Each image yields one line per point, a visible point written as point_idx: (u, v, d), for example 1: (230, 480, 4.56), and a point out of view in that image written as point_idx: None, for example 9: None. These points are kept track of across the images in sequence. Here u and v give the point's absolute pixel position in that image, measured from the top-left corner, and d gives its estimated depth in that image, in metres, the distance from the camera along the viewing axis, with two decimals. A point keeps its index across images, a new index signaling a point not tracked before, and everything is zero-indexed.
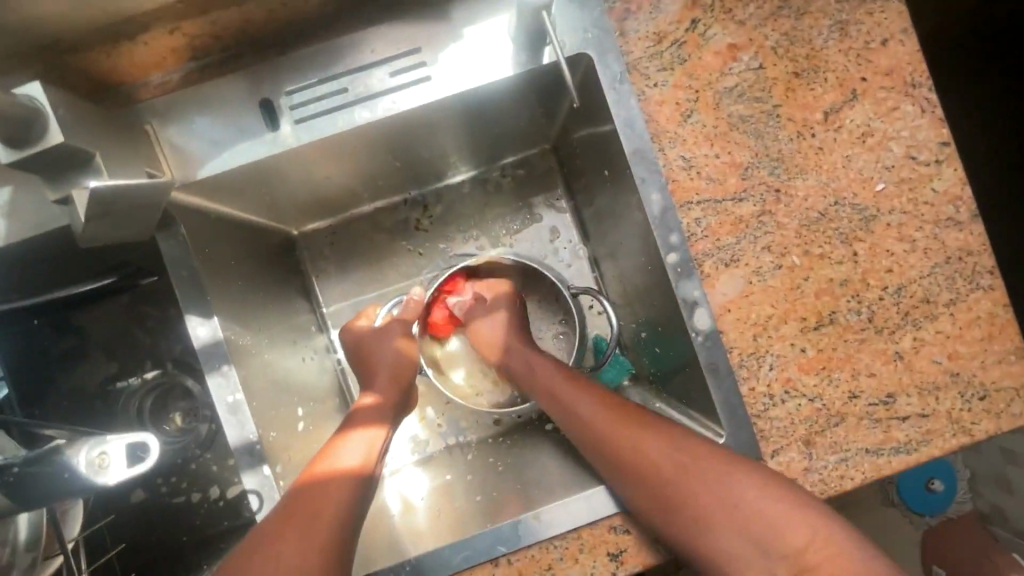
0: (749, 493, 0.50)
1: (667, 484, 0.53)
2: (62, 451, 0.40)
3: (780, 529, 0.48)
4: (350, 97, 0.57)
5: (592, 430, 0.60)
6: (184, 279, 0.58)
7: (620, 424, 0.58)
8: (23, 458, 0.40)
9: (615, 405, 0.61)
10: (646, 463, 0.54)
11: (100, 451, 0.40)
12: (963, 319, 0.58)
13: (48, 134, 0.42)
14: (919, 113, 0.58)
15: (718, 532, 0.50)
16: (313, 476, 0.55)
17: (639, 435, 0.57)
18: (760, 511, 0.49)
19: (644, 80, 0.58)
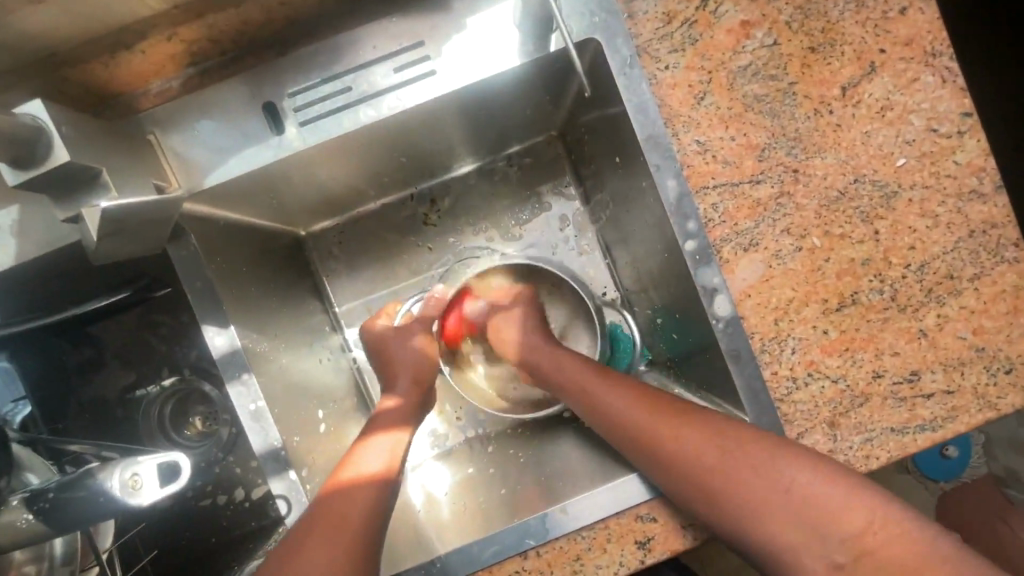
0: (797, 478, 0.48)
1: (708, 476, 0.51)
2: (95, 474, 0.40)
3: (832, 514, 0.46)
4: (354, 97, 0.56)
5: (626, 427, 0.58)
6: (199, 291, 0.57)
7: (652, 417, 0.57)
8: (57, 483, 0.41)
9: (644, 397, 0.60)
10: (684, 456, 0.52)
11: (132, 472, 0.40)
12: (987, 294, 0.57)
13: (53, 153, 0.41)
14: (940, 83, 0.57)
15: (767, 521, 0.48)
16: (336, 484, 0.56)
17: (673, 427, 0.55)
18: (811, 495, 0.47)
19: (654, 63, 0.57)
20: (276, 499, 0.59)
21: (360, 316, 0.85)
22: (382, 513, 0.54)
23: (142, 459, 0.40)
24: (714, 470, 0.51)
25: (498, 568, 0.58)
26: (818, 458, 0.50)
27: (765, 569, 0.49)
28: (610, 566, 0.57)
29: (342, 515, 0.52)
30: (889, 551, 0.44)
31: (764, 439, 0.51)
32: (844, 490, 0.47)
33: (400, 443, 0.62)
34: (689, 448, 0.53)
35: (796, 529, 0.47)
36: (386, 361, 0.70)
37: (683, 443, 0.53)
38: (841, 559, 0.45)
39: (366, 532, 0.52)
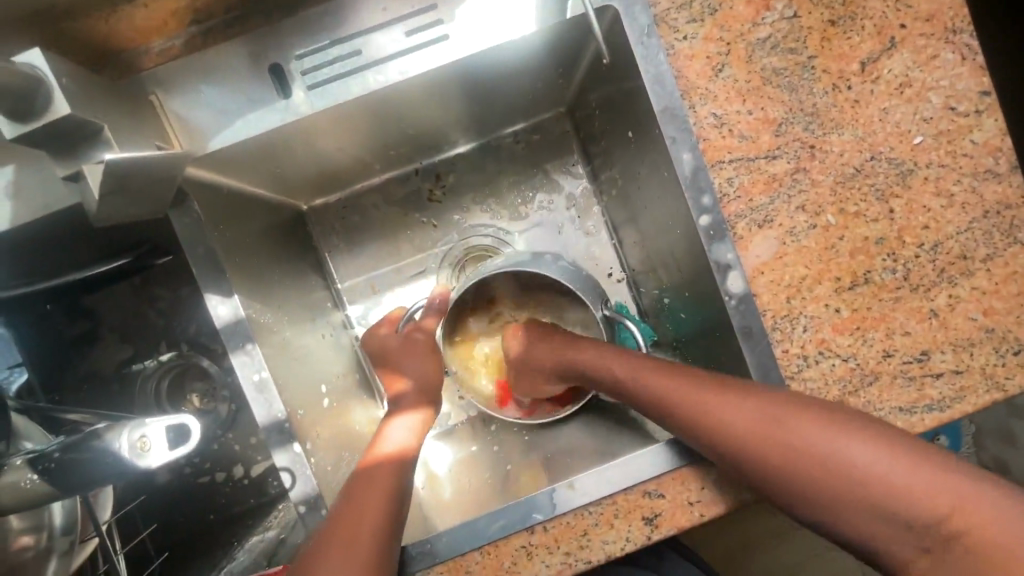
0: (870, 458, 0.44)
1: (771, 458, 0.47)
2: (101, 434, 0.39)
3: (913, 496, 0.42)
4: (363, 61, 0.54)
5: (670, 415, 0.54)
6: (203, 260, 0.55)
7: (706, 397, 0.52)
8: (61, 444, 0.40)
9: (694, 377, 0.55)
10: (742, 440, 0.49)
11: (140, 434, 0.38)
12: (999, 275, 0.57)
13: (53, 106, 0.40)
14: (959, 61, 0.56)
15: (842, 504, 0.44)
16: (367, 461, 0.62)
17: (730, 409, 0.50)
18: (888, 478, 0.43)
19: (672, 33, 0.55)
20: (280, 472, 0.58)
21: (363, 293, 0.84)
22: (404, 487, 0.59)
23: (150, 422, 0.39)
24: (778, 453, 0.47)
25: (504, 543, 0.57)
26: (892, 434, 0.45)
27: (851, 551, 0.46)
28: (617, 541, 0.57)
29: (369, 492, 0.56)
30: (981, 530, 0.40)
31: (828, 416, 0.47)
32: (922, 470, 0.42)
33: (422, 422, 0.68)
34: (747, 432, 0.49)
35: (870, 513, 0.43)
36: (388, 367, 0.74)
37: (741, 426, 0.49)
38: (925, 542, 0.41)
39: (390, 509, 0.56)
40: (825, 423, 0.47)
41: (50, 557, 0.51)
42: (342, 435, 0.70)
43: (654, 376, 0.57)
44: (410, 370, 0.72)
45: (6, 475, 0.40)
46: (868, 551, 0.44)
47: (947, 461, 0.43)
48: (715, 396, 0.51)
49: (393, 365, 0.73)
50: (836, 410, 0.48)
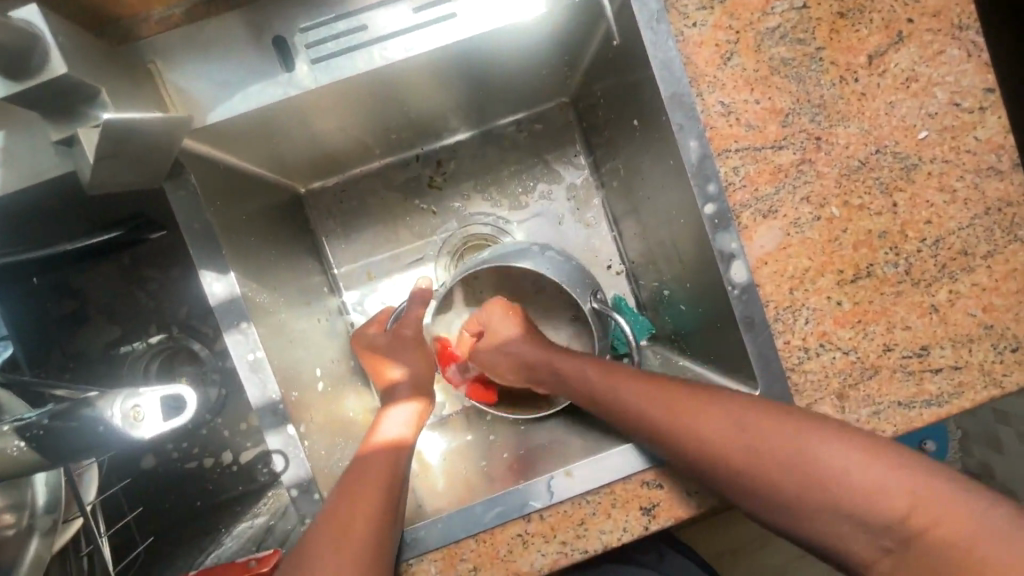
0: (833, 458, 0.43)
1: (739, 462, 0.47)
2: (93, 402, 0.38)
3: (875, 495, 0.41)
4: (368, 37, 0.53)
5: (633, 421, 0.53)
6: (199, 234, 0.54)
7: (672, 404, 0.51)
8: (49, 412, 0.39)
9: (659, 384, 0.54)
10: (708, 445, 0.48)
11: (133, 404, 0.37)
12: (999, 272, 0.57)
13: (49, 65, 0.38)
14: (965, 57, 0.56)
15: (806, 507, 0.44)
16: (366, 451, 0.61)
17: (697, 415, 0.49)
18: (850, 479, 0.42)
19: (682, 19, 0.55)
20: (272, 454, 0.56)
21: (360, 279, 0.83)
22: (401, 479, 0.58)
23: (144, 392, 0.37)
24: (743, 458, 0.46)
25: (500, 531, 0.56)
26: (858, 434, 0.44)
27: (821, 554, 0.45)
28: (614, 531, 0.56)
29: (364, 486, 0.55)
30: (943, 530, 0.39)
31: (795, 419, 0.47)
32: (885, 468, 0.42)
33: (419, 413, 0.67)
34: (715, 438, 0.48)
35: (836, 514, 0.42)
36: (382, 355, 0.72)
37: (707, 431, 0.48)
38: (886, 542, 0.41)
39: (387, 496, 0.55)
40: (791, 426, 0.46)
41: (31, 535, 0.49)
42: (335, 420, 0.68)
43: (620, 382, 0.57)
44: (404, 361, 0.71)
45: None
46: (835, 553, 0.44)
47: (913, 459, 0.42)
48: (679, 402, 0.51)
49: (384, 354, 0.72)
50: (801, 412, 0.47)
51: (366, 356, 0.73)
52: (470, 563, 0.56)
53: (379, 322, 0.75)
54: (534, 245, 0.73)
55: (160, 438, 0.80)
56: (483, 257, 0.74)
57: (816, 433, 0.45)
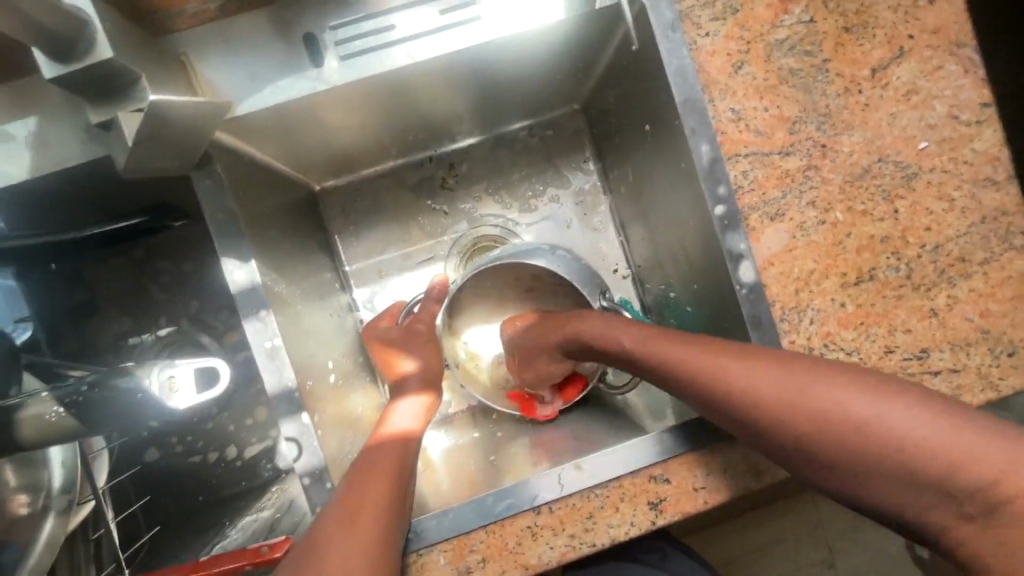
0: (909, 421, 0.41)
1: (803, 425, 0.44)
2: (131, 372, 0.43)
3: (959, 462, 0.39)
4: (395, 36, 0.55)
5: (686, 383, 0.52)
6: (221, 222, 0.55)
7: (728, 367, 0.49)
8: (92, 380, 0.43)
9: (712, 346, 0.52)
10: (767, 409, 0.46)
11: (169, 375, 0.43)
12: (996, 278, 0.59)
13: (97, 50, 0.40)
14: (962, 73, 0.59)
15: (878, 472, 0.41)
16: (373, 443, 0.61)
17: (757, 376, 0.47)
18: (930, 441, 0.40)
19: (696, 29, 0.57)
20: (285, 441, 0.57)
21: (371, 277, 0.84)
22: (409, 470, 0.58)
23: (178, 364, 0.44)
24: (809, 421, 0.44)
25: (510, 523, 0.57)
26: (933, 398, 0.42)
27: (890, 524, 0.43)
28: (622, 525, 0.57)
29: (373, 476, 0.55)
30: None
31: (864, 382, 0.44)
32: (967, 433, 0.39)
33: (426, 407, 0.68)
34: (776, 401, 0.46)
35: (912, 481, 0.40)
36: (392, 351, 0.73)
37: (768, 394, 0.46)
38: (968, 510, 0.39)
39: (394, 485, 0.55)
40: (860, 389, 0.44)
41: (48, 513, 0.52)
42: (345, 413, 0.69)
43: (666, 347, 0.55)
44: (413, 355, 0.72)
45: (26, 411, 0.42)
46: (906, 521, 0.41)
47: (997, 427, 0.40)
48: (737, 362, 0.49)
49: (395, 348, 0.73)
50: (868, 374, 0.45)
51: (376, 350, 0.74)
52: (478, 554, 0.56)
53: (392, 317, 0.77)
54: (544, 245, 0.75)
55: (164, 431, 0.80)
56: (494, 256, 0.76)
57: (887, 395, 0.43)
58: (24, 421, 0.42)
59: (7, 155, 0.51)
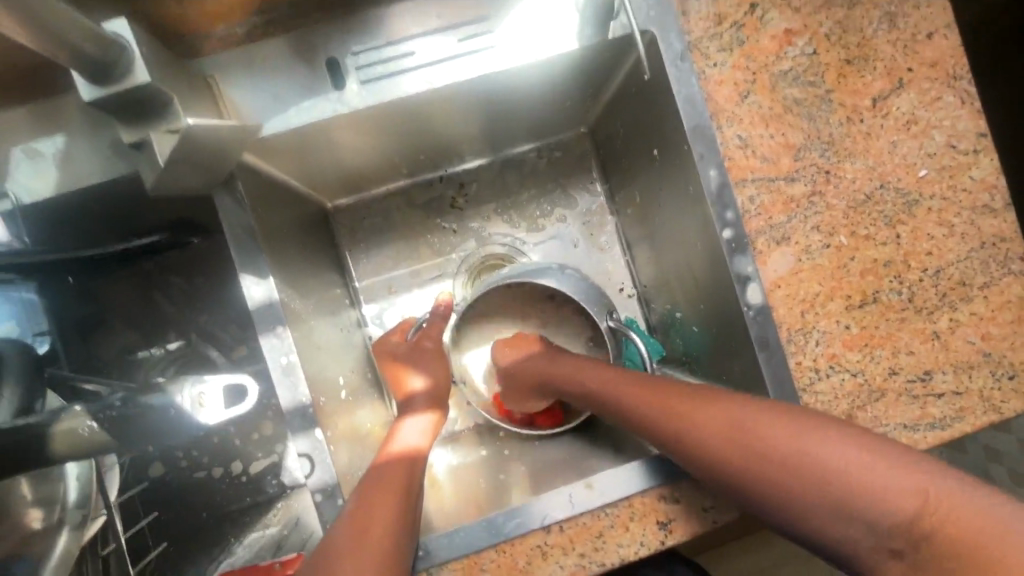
0: (834, 456, 0.43)
1: (735, 462, 0.47)
2: (163, 390, 0.45)
3: (876, 493, 0.40)
4: (417, 61, 0.57)
5: (639, 425, 0.56)
6: (241, 239, 0.56)
7: (676, 414, 0.53)
8: (123, 397, 0.46)
9: (666, 391, 0.56)
10: (706, 447, 0.49)
11: (199, 391, 0.45)
12: (995, 303, 0.60)
13: (134, 74, 0.41)
14: (959, 104, 0.61)
15: (804, 506, 0.43)
16: (381, 459, 0.61)
17: (696, 417, 0.51)
18: (849, 476, 0.42)
19: (704, 59, 0.60)
20: (298, 456, 0.57)
21: (380, 293, 0.85)
22: (417, 487, 0.58)
23: (207, 381, 0.45)
24: (741, 457, 0.47)
25: (520, 542, 0.57)
26: (861, 434, 0.44)
27: (831, 561, 0.44)
28: (631, 545, 0.57)
29: (381, 494, 0.55)
30: (949, 525, 0.37)
31: (796, 419, 0.47)
32: (889, 468, 0.41)
33: (433, 424, 0.68)
34: (714, 442, 0.49)
35: (835, 513, 0.42)
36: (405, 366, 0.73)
37: (707, 438, 0.49)
38: (893, 544, 0.40)
39: (403, 504, 0.55)
40: (790, 426, 0.46)
41: (64, 526, 0.56)
42: (355, 429, 0.69)
43: (624, 388, 0.60)
44: (423, 371, 0.73)
45: (61, 423, 0.44)
46: (840, 554, 0.42)
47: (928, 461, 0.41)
48: (683, 405, 0.53)
49: (404, 363, 0.73)
50: (802, 411, 0.48)
51: (386, 366, 0.74)
52: (489, 572, 0.57)
53: (402, 332, 0.77)
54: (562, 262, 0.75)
55: (171, 446, 0.80)
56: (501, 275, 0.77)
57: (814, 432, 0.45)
58: (58, 433, 0.44)
59: (35, 171, 0.52)
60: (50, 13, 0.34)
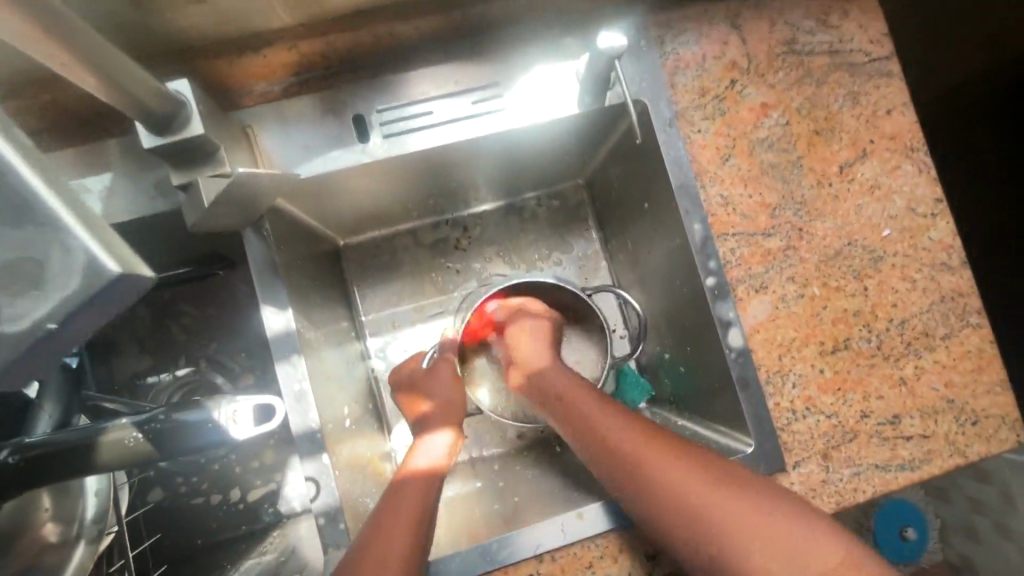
0: (782, 519, 0.49)
1: (699, 499, 0.51)
2: (201, 405, 0.50)
3: (813, 551, 0.47)
4: (436, 119, 0.64)
5: (611, 448, 0.58)
6: (264, 272, 0.61)
7: (652, 447, 0.56)
8: (165, 409, 0.50)
9: (643, 424, 0.60)
10: (674, 480, 0.53)
11: (232, 410, 0.50)
12: (956, 352, 0.66)
13: (189, 126, 0.47)
14: (917, 172, 0.68)
15: (748, 549, 0.48)
16: (403, 477, 0.63)
17: (670, 454, 0.55)
18: (791, 535, 0.48)
19: (690, 126, 0.67)
20: (304, 480, 0.60)
21: (384, 327, 0.89)
22: (433, 506, 0.60)
23: (240, 400, 0.51)
24: (704, 495, 0.51)
25: (514, 569, 0.60)
26: (800, 505, 0.51)
27: None
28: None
29: (401, 512, 0.57)
30: None
31: (753, 481, 0.53)
32: (818, 532, 0.48)
33: (452, 443, 0.71)
34: (683, 477, 0.53)
35: (774, 560, 0.47)
36: (415, 393, 0.77)
37: (678, 473, 0.53)
38: None
39: (422, 523, 0.57)
40: (748, 484, 0.52)
41: (78, 542, 0.56)
42: (357, 456, 0.72)
43: (602, 414, 0.62)
44: (435, 396, 0.75)
45: (109, 435, 0.48)
46: None
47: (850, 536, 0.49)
48: (659, 444, 0.57)
49: (418, 389, 0.76)
50: (758, 478, 0.54)
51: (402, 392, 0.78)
52: None
53: (415, 360, 0.80)
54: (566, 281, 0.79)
55: (171, 471, 0.82)
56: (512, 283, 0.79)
57: (768, 497, 0.51)
58: (106, 443, 0.48)
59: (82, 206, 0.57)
60: (139, 80, 0.41)
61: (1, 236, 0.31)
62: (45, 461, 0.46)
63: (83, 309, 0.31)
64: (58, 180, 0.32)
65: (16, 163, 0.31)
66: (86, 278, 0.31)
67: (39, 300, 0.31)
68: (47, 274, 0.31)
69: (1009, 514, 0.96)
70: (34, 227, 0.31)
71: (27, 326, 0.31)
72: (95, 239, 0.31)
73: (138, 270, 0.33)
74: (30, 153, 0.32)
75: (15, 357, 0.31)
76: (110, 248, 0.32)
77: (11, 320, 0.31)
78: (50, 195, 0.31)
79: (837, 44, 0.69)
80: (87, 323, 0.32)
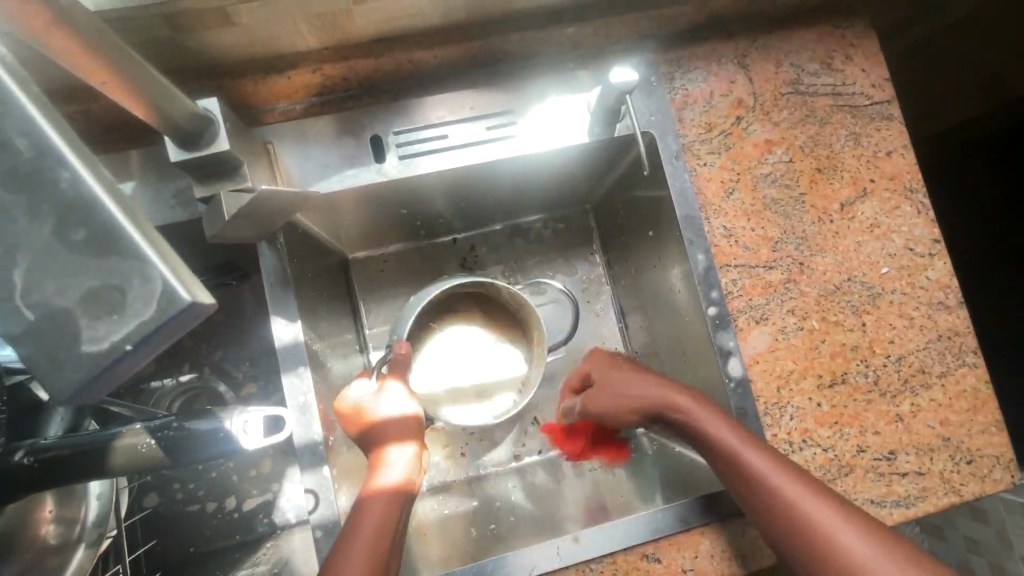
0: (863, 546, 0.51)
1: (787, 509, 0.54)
2: (214, 416, 0.51)
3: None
4: (448, 143, 0.66)
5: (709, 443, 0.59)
6: (276, 285, 0.63)
7: (748, 443, 0.58)
8: (177, 417, 0.50)
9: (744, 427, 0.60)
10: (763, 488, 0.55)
11: (243, 420, 0.52)
12: (952, 391, 0.67)
13: (216, 141, 0.49)
14: (915, 213, 0.70)
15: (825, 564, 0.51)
16: (362, 498, 0.59)
17: (766, 460, 0.56)
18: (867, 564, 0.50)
19: (696, 159, 0.69)
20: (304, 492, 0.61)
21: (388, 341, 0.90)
22: (394, 535, 0.57)
23: (250, 411, 0.53)
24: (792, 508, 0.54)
25: None
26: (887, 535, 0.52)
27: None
28: None
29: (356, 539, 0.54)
30: None
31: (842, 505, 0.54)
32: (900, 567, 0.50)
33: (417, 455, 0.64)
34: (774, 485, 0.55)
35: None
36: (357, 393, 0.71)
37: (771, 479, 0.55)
38: None
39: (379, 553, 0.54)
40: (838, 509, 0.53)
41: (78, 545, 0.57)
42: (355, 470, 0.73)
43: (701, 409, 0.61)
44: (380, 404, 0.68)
45: (122, 440, 0.49)
46: None
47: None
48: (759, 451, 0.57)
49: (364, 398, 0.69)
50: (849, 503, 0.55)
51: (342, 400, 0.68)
52: None
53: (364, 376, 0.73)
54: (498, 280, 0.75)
55: (169, 478, 0.82)
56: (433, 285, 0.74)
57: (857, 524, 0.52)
58: (119, 448, 0.49)
59: None
60: (168, 95, 0.42)
61: (82, 262, 0.31)
62: (58, 464, 0.48)
63: (156, 335, 0.31)
64: (132, 209, 0.32)
65: (99, 194, 0.32)
66: (158, 306, 0.30)
67: (117, 325, 0.31)
68: (124, 300, 0.31)
69: (1005, 556, 0.96)
70: (115, 255, 0.31)
71: (106, 349, 0.31)
72: (166, 264, 0.31)
73: (197, 297, 0.31)
74: (109, 183, 0.32)
75: (87, 379, 0.31)
76: (181, 275, 0.31)
77: (91, 341, 0.31)
78: (129, 225, 0.31)
79: (840, 87, 0.72)
80: (155, 349, 0.32)
